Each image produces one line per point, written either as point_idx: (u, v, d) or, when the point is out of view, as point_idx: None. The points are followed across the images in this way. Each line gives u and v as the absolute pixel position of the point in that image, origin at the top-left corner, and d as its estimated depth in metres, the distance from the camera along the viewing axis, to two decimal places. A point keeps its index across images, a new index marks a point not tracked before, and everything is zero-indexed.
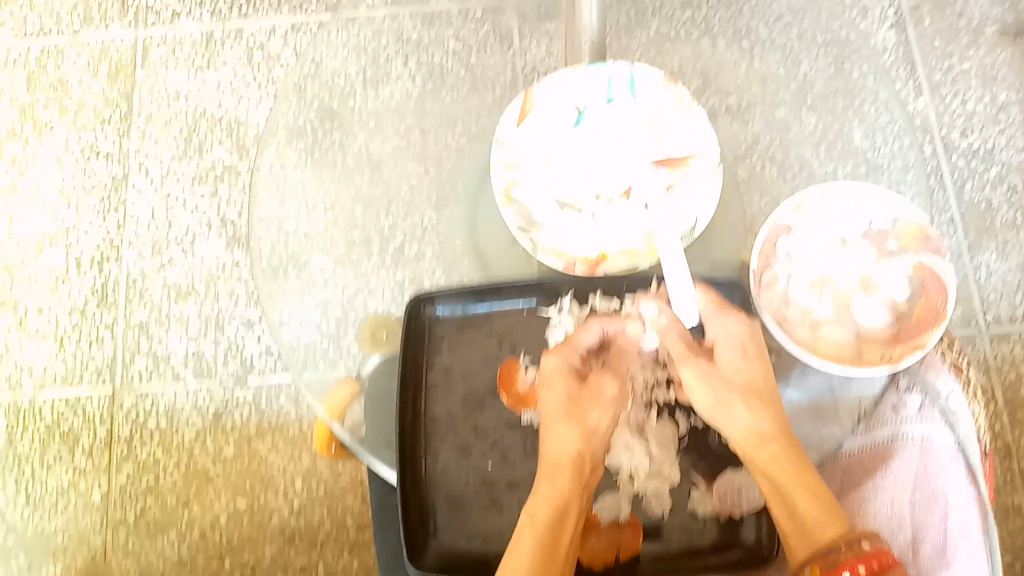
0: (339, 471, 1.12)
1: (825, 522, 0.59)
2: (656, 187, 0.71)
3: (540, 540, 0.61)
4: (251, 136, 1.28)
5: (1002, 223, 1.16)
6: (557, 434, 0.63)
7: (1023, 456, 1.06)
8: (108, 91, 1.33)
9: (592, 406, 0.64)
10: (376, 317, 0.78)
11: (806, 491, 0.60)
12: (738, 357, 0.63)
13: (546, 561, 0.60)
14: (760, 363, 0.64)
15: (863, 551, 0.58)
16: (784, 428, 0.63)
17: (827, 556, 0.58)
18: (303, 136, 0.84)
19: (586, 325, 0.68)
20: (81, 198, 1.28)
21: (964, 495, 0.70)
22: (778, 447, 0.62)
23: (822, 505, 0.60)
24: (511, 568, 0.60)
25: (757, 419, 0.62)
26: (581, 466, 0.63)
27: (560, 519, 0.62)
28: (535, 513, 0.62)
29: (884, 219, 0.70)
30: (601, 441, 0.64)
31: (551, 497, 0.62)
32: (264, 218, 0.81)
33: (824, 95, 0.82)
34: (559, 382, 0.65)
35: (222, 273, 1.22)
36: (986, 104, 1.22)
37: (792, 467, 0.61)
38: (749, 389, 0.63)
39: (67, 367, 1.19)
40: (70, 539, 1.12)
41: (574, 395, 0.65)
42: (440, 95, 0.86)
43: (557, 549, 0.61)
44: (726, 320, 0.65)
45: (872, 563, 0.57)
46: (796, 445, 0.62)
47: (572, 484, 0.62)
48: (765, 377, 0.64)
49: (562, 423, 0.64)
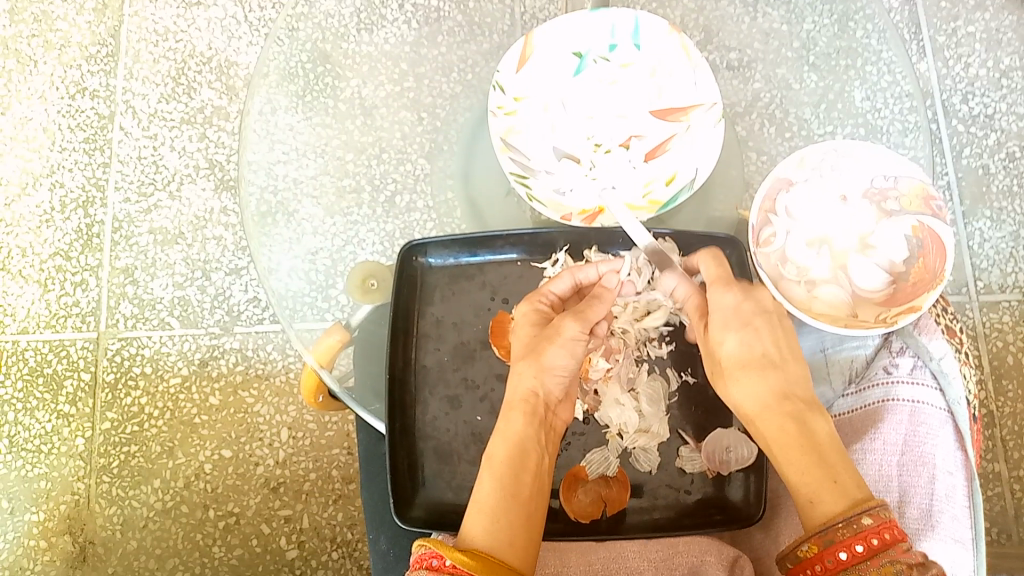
0: (325, 421, 1.12)
1: (817, 499, 0.58)
2: (654, 141, 0.72)
3: (500, 481, 0.61)
4: (242, 77, 1.25)
5: (998, 190, 1.16)
6: (515, 375, 0.66)
7: (1006, 424, 1.07)
8: (95, 27, 1.29)
9: (550, 346, 0.66)
10: (366, 264, 0.76)
11: (798, 465, 0.60)
12: (731, 330, 0.65)
13: (509, 502, 0.60)
14: (759, 333, 0.65)
15: (862, 528, 0.55)
16: (788, 399, 0.63)
17: (822, 536, 0.56)
18: (296, 77, 0.82)
19: (558, 275, 0.69)
20: (65, 139, 1.25)
21: (958, 460, 0.64)
22: (772, 424, 0.62)
23: (814, 479, 0.59)
24: (475, 510, 0.60)
25: (749, 390, 0.64)
26: (537, 404, 0.65)
27: (521, 459, 0.63)
28: (492, 455, 0.63)
29: (889, 177, 0.68)
30: (556, 380, 0.67)
31: (508, 438, 0.63)
32: (253, 160, 0.79)
33: (827, 53, 0.80)
34: (524, 328, 0.68)
35: (210, 217, 1.20)
36: (989, 69, 1.21)
37: (788, 443, 0.61)
38: (744, 360, 0.65)
39: (51, 311, 1.18)
40: (52, 484, 1.12)
41: (534, 338, 0.67)
42: (437, 39, 0.84)
43: (521, 489, 0.61)
44: (722, 292, 0.66)
45: (870, 542, 0.54)
46: (800, 418, 0.62)
47: (525, 423, 0.64)
48: (763, 346, 0.65)
49: (521, 363, 0.66)
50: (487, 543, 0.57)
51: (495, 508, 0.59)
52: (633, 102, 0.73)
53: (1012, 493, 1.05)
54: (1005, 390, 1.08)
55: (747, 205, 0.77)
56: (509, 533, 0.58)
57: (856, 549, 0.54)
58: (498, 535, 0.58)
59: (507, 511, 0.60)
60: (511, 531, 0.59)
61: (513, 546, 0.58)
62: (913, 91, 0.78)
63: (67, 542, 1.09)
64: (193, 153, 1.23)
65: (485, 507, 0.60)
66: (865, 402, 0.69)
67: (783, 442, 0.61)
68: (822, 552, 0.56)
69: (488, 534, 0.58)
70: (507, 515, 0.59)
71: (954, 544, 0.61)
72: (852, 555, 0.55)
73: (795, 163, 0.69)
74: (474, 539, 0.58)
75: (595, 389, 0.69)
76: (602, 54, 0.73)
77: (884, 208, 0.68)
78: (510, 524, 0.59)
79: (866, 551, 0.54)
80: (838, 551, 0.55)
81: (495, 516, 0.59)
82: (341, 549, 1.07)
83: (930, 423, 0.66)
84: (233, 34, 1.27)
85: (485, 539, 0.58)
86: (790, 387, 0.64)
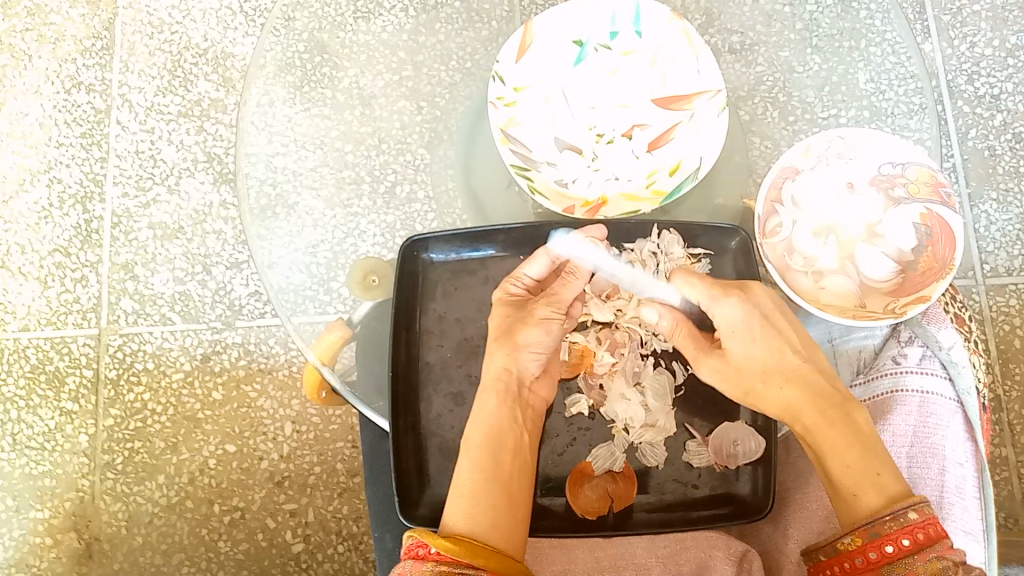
0: (329, 415, 1.12)
1: (860, 493, 0.59)
2: (657, 131, 0.71)
3: (480, 465, 0.63)
4: (238, 68, 1.24)
5: (1004, 171, 1.14)
6: (488, 356, 0.67)
7: (1013, 408, 1.07)
8: (89, 20, 1.28)
9: (523, 327, 0.67)
10: (366, 260, 0.76)
11: (843, 458, 0.60)
12: (750, 345, 0.63)
13: (489, 483, 0.62)
14: (777, 340, 0.63)
15: (909, 522, 0.56)
16: (824, 398, 0.62)
17: (868, 528, 0.57)
18: (293, 69, 0.81)
19: (534, 256, 0.67)
20: (62, 134, 1.24)
21: (968, 451, 0.65)
22: (815, 416, 0.61)
23: (858, 471, 0.59)
24: (455, 495, 0.62)
25: (788, 395, 0.62)
26: (511, 382, 0.66)
27: (500, 443, 0.64)
28: (470, 439, 0.65)
29: (896, 164, 0.68)
30: (532, 358, 0.67)
31: (489, 425, 0.65)
32: (251, 154, 0.78)
33: (830, 35, 0.79)
34: (495, 310, 0.67)
35: (209, 211, 1.19)
36: (995, 49, 1.19)
37: (829, 436, 0.61)
38: (779, 365, 0.63)
39: (52, 308, 1.17)
40: (58, 482, 1.12)
41: (508, 320, 0.67)
42: (435, 27, 0.83)
43: (500, 467, 0.63)
44: (726, 301, 0.63)
45: (917, 536, 0.55)
46: (846, 416, 0.61)
47: (499, 405, 0.65)
48: (788, 354, 0.63)
49: (494, 345, 0.67)
50: (468, 528, 0.60)
51: (474, 491, 0.62)
52: (635, 91, 0.72)
53: (1020, 478, 1.04)
54: (1012, 374, 1.08)
55: (752, 191, 0.76)
56: (491, 516, 0.60)
57: (903, 543, 0.56)
58: (478, 519, 0.60)
59: (487, 492, 0.62)
60: (493, 514, 0.61)
61: (496, 528, 0.60)
62: (919, 72, 0.77)
63: (73, 539, 1.09)
64: (191, 146, 1.22)
65: (468, 493, 0.62)
66: (873, 393, 0.69)
67: (828, 436, 0.61)
68: (866, 545, 0.57)
69: (468, 519, 0.60)
70: (487, 499, 0.61)
71: (964, 536, 0.61)
72: (898, 548, 0.56)
73: (802, 152, 0.68)
74: (455, 525, 0.60)
75: (600, 384, 0.67)
76: (603, 42, 0.72)
77: (892, 195, 0.68)
78: (491, 511, 0.61)
79: (912, 545, 0.55)
80: (885, 543, 0.56)
81: (475, 499, 0.61)
82: (347, 542, 1.07)
83: (939, 414, 0.66)
84: (229, 25, 1.26)
85: (464, 524, 0.60)
86: (822, 387, 0.62)
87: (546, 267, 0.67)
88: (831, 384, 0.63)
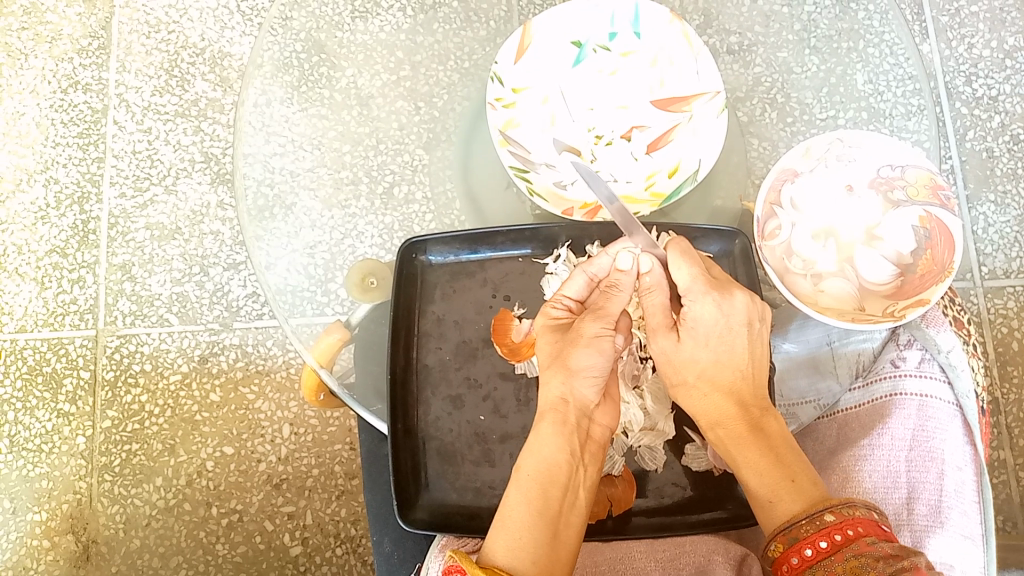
0: (327, 416, 1.11)
1: (777, 499, 0.58)
2: (657, 132, 0.71)
3: (530, 500, 0.58)
4: (236, 68, 1.23)
5: (1002, 172, 1.14)
6: (545, 385, 0.63)
7: (1011, 410, 1.07)
8: (86, 19, 1.27)
9: (573, 349, 0.62)
10: (365, 262, 0.75)
11: (756, 465, 0.59)
12: (698, 349, 0.62)
13: (536, 520, 0.57)
14: (726, 351, 0.62)
15: (825, 524, 0.55)
16: (745, 408, 0.61)
17: (787, 533, 0.56)
18: (290, 70, 0.81)
19: (570, 275, 0.65)
20: (59, 135, 1.23)
21: (967, 455, 0.65)
22: (730, 429, 0.61)
23: (773, 478, 0.58)
24: (501, 525, 0.57)
25: (713, 401, 0.61)
26: (568, 412, 0.62)
27: (550, 476, 0.59)
28: (522, 469, 0.60)
29: (895, 167, 0.67)
30: (587, 382, 0.62)
31: (542, 457, 0.60)
32: (249, 155, 0.78)
33: (829, 36, 0.79)
34: (544, 338, 0.64)
35: (206, 212, 1.19)
36: (993, 50, 1.19)
37: (743, 447, 0.60)
38: (722, 373, 0.62)
39: (49, 309, 1.17)
40: (54, 485, 1.11)
41: (557, 345, 0.63)
42: (432, 27, 0.83)
43: (551, 499, 0.59)
44: (703, 300, 0.61)
45: (834, 537, 0.54)
46: (756, 427, 0.61)
47: (559, 436, 0.61)
48: (731, 366, 0.62)
49: (548, 372, 0.63)
50: (509, 561, 0.55)
51: (528, 527, 0.57)
52: (634, 92, 0.72)
53: (1018, 480, 1.04)
54: (1009, 376, 1.08)
55: (751, 194, 0.76)
56: (533, 552, 0.56)
57: (820, 545, 0.55)
58: (521, 554, 0.56)
59: (536, 529, 0.57)
60: (537, 550, 0.56)
61: (536, 566, 0.56)
62: (916, 74, 0.77)
63: (70, 542, 1.09)
64: (189, 147, 1.21)
65: (514, 525, 0.57)
66: (872, 397, 0.69)
67: (743, 445, 0.60)
68: (788, 550, 0.56)
69: (509, 552, 0.56)
70: (531, 533, 0.57)
71: (963, 540, 0.61)
72: (817, 551, 0.55)
73: (801, 153, 0.68)
74: (495, 556, 0.56)
75: None
76: (602, 43, 0.72)
77: (891, 197, 0.68)
78: (537, 545, 0.56)
79: (830, 546, 0.54)
80: (803, 547, 0.55)
81: (520, 532, 0.57)
82: (344, 544, 1.07)
83: (938, 417, 0.66)
84: (226, 25, 1.25)
85: (502, 556, 0.56)
86: (745, 400, 0.62)
87: (584, 286, 0.65)
88: (756, 398, 0.62)
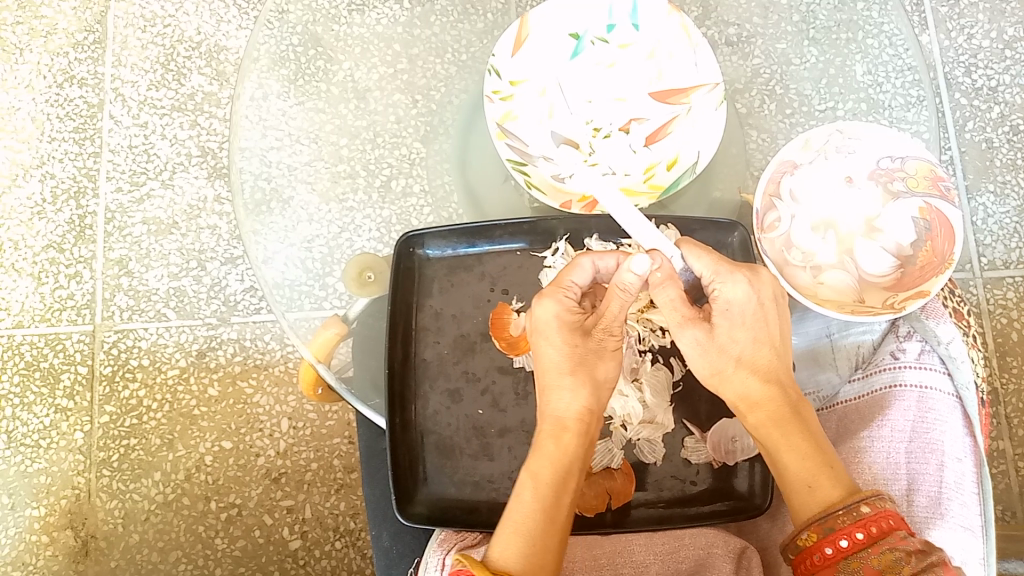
0: (325, 411, 1.11)
1: (816, 485, 0.58)
2: (656, 125, 0.71)
3: (541, 502, 0.58)
4: (232, 62, 1.23)
5: (1002, 163, 1.14)
6: (564, 392, 0.62)
7: (1011, 400, 1.07)
8: (82, 13, 1.27)
9: (602, 361, 0.63)
10: (362, 256, 0.75)
11: (798, 450, 0.59)
12: (737, 331, 0.61)
13: (546, 525, 0.57)
14: (765, 333, 0.61)
15: (862, 516, 0.55)
16: (783, 390, 0.61)
17: (823, 523, 0.56)
18: (286, 63, 0.80)
19: (578, 263, 0.63)
20: (55, 129, 1.23)
21: (967, 446, 0.64)
22: (765, 414, 0.61)
23: (813, 465, 0.59)
24: (507, 527, 0.57)
25: (751, 386, 0.61)
26: (590, 422, 0.62)
27: (563, 482, 0.59)
28: (536, 474, 0.59)
29: (895, 158, 0.67)
30: (605, 393, 0.63)
31: (555, 458, 0.60)
32: (245, 148, 0.78)
33: (828, 27, 0.78)
34: (558, 336, 0.62)
35: (203, 206, 1.18)
36: (993, 40, 1.19)
37: (785, 431, 0.60)
38: (753, 357, 0.61)
39: (46, 304, 1.16)
40: (53, 481, 1.11)
41: (580, 349, 0.62)
42: (429, 20, 0.82)
43: (558, 511, 0.58)
44: (734, 281, 0.60)
45: (871, 530, 0.55)
46: (797, 412, 0.61)
47: (576, 444, 0.61)
48: (765, 347, 0.61)
49: (569, 380, 0.62)
50: (521, 567, 0.55)
51: (531, 530, 0.57)
52: (632, 84, 0.72)
53: (1017, 470, 1.04)
54: (1009, 366, 1.08)
55: (751, 186, 0.75)
56: (542, 556, 0.56)
57: (857, 537, 0.55)
58: (531, 559, 0.56)
59: (544, 534, 0.57)
60: (546, 555, 0.57)
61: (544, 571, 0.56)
62: (916, 65, 0.76)
63: (69, 537, 1.09)
64: (185, 141, 1.21)
65: (519, 528, 0.57)
66: (871, 388, 0.69)
67: (783, 428, 0.60)
68: (822, 540, 0.56)
69: (520, 557, 0.56)
70: (542, 538, 0.57)
71: (962, 532, 0.61)
72: (853, 542, 0.55)
73: (801, 146, 0.67)
74: (506, 563, 0.55)
75: None
76: (600, 35, 0.72)
77: (891, 189, 0.67)
78: (545, 548, 0.57)
79: (866, 539, 0.55)
80: (839, 538, 0.55)
81: (531, 538, 0.56)
82: (344, 538, 1.07)
83: (938, 409, 0.66)
84: (222, 18, 1.24)
85: (519, 563, 0.55)
86: (782, 384, 0.61)
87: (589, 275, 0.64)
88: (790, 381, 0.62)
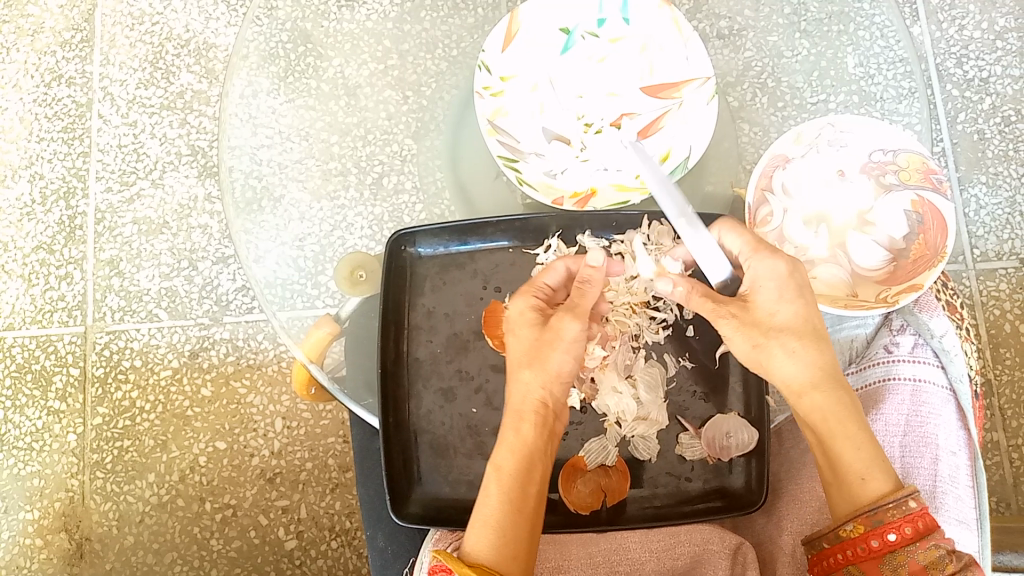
0: (320, 410, 1.10)
1: (868, 479, 0.58)
2: (647, 120, 0.70)
3: (507, 495, 0.59)
4: (221, 60, 1.22)
5: (993, 154, 1.14)
6: (520, 382, 0.63)
7: (1004, 391, 1.07)
8: (69, 11, 1.26)
9: (551, 351, 0.63)
10: (354, 255, 0.74)
11: (852, 439, 0.59)
12: (778, 301, 0.60)
13: (515, 516, 0.58)
14: (803, 309, 0.61)
15: (910, 511, 0.56)
16: (833, 375, 0.60)
17: (872, 515, 0.57)
18: (276, 60, 0.79)
19: (551, 266, 0.66)
20: (43, 129, 1.22)
21: (961, 440, 0.65)
22: (822, 396, 0.59)
23: (866, 458, 0.58)
24: (477, 521, 0.58)
25: (801, 364, 0.60)
26: (547, 413, 0.62)
27: (527, 472, 0.60)
28: (500, 465, 0.60)
29: (886, 152, 0.67)
30: (562, 386, 0.64)
31: (516, 447, 0.61)
32: (234, 147, 0.77)
33: (818, 19, 0.78)
34: (524, 330, 0.64)
35: (194, 206, 1.18)
36: (984, 31, 1.19)
37: (840, 420, 0.59)
38: (792, 331, 0.60)
39: (36, 306, 1.16)
40: (47, 483, 1.10)
41: (536, 342, 0.63)
42: (420, 15, 0.81)
43: (525, 499, 0.59)
44: (765, 258, 0.61)
45: (918, 525, 0.56)
46: (849, 398, 0.60)
47: (536, 433, 0.61)
48: (807, 324, 0.60)
49: (524, 372, 0.63)
50: (493, 559, 0.57)
51: (500, 521, 0.58)
52: (622, 79, 0.71)
53: (1010, 461, 1.05)
54: (1002, 357, 1.08)
55: (743, 180, 0.75)
56: (514, 546, 0.57)
57: (905, 531, 0.56)
58: (502, 550, 0.57)
59: (513, 526, 0.58)
60: (516, 545, 0.58)
61: (516, 561, 0.57)
62: (908, 57, 0.76)
63: (64, 539, 1.09)
64: (175, 140, 1.20)
65: (488, 520, 0.58)
66: (865, 382, 0.69)
67: (836, 416, 0.59)
68: (868, 533, 0.57)
69: (493, 548, 0.57)
70: (513, 530, 0.58)
71: (959, 525, 0.61)
72: (901, 537, 0.56)
73: (792, 139, 0.67)
74: (480, 554, 0.57)
75: (591, 377, 0.67)
76: (590, 30, 0.71)
77: (883, 182, 0.67)
78: (516, 537, 0.58)
79: (914, 533, 0.56)
80: (888, 532, 0.56)
81: (501, 529, 0.58)
82: (340, 537, 1.06)
83: (932, 402, 0.66)
84: (210, 16, 1.23)
85: (490, 554, 0.57)
86: (833, 369, 0.60)
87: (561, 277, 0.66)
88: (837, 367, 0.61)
